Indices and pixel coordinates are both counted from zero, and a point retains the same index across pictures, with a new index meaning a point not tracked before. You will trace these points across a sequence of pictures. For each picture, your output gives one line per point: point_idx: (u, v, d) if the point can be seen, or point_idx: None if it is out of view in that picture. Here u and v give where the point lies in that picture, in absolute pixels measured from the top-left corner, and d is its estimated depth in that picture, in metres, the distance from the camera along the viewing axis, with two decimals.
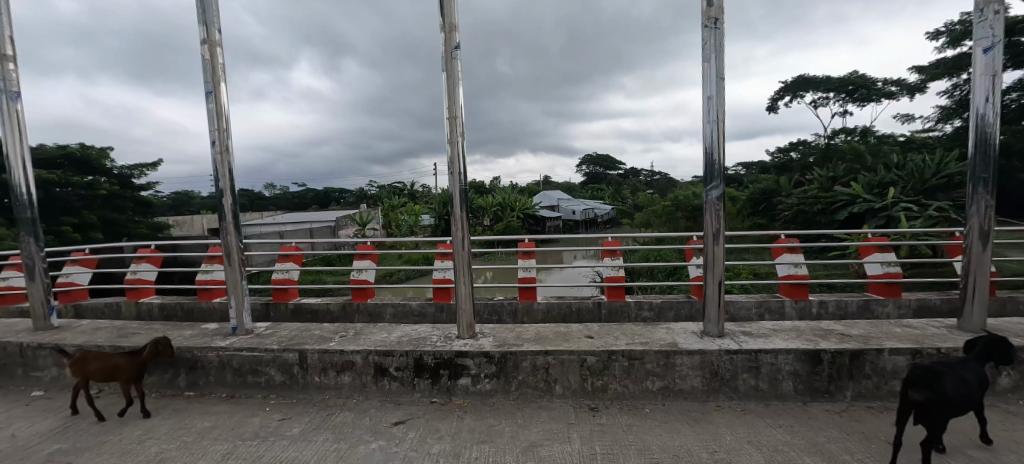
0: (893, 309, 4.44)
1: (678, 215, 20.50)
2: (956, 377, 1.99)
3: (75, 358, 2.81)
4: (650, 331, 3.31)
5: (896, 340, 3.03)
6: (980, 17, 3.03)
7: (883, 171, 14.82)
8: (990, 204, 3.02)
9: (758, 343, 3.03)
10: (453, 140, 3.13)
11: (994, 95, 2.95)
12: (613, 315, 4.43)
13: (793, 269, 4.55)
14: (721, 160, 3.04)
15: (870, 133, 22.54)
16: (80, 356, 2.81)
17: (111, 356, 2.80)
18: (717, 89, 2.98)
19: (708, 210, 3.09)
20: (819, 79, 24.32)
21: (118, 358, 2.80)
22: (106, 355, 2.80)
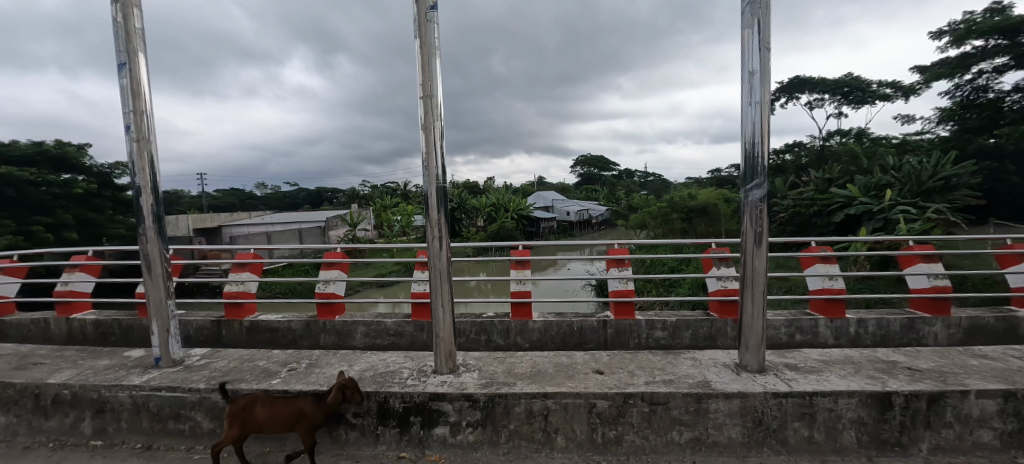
0: (940, 329, 3.86)
1: (673, 216, 19.93)
2: None
3: (240, 404, 2.15)
4: (671, 364, 2.69)
5: (978, 378, 2.45)
6: None
7: (880, 173, 14.33)
8: None
9: (810, 383, 2.41)
10: (427, 127, 2.48)
11: None
12: (619, 337, 3.80)
13: (826, 282, 4.01)
14: (766, 152, 2.41)
15: (866, 135, 22.21)
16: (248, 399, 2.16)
17: (291, 400, 2.16)
18: (761, 63, 2.35)
19: (747, 213, 2.48)
20: (814, 80, 23.96)
21: (300, 402, 2.16)
22: (282, 400, 2.15)
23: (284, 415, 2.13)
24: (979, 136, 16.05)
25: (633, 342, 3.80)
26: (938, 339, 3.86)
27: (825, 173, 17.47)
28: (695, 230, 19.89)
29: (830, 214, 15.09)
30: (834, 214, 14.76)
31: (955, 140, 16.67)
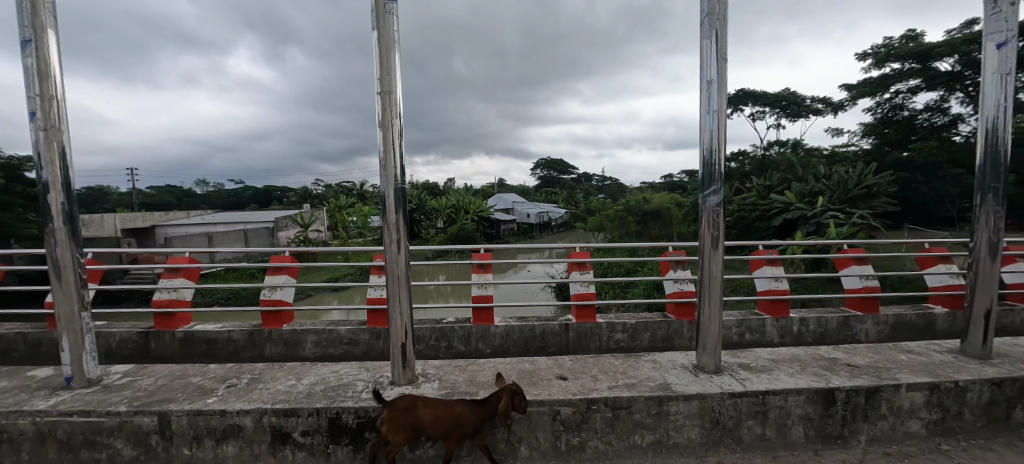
0: (871, 326, 4.18)
1: (629, 218, 20.60)
2: None
3: (398, 408, 1.97)
4: (632, 367, 2.71)
5: (908, 372, 2.64)
6: (993, 9, 2.76)
7: (813, 181, 15.53)
8: (999, 218, 2.75)
9: (762, 382, 2.51)
10: (385, 124, 2.34)
11: (1010, 98, 2.68)
12: (581, 340, 3.80)
13: (772, 283, 4.22)
14: (722, 159, 2.48)
15: (802, 147, 24.02)
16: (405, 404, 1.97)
17: (450, 404, 2.01)
18: (718, 72, 2.41)
19: (705, 217, 2.54)
20: (756, 93, 25.61)
21: (459, 407, 2.02)
22: (442, 405, 2.00)
23: (446, 420, 1.99)
24: (896, 150, 17.75)
25: (595, 345, 3.81)
26: (869, 335, 4.17)
27: (766, 180, 18.71)
28: (650, 233, 20.63)
29: (770, 218, 16.17)
30: (774, 218, 15.83)
31: (875, 152, 18.34)
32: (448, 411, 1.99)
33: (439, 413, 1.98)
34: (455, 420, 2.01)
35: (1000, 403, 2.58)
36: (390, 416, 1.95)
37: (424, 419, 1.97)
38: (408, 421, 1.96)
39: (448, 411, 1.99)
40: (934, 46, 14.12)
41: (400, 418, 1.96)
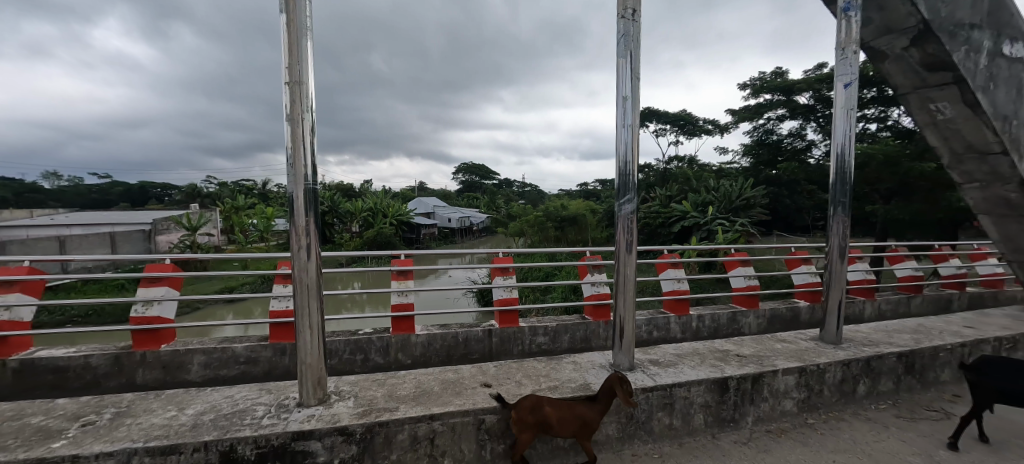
0: (752, 319, 4.80)
1: (547, 224, 21.38)
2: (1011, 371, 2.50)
3: (525, 406, 2.08)
4: (554, 369, 2.77)
5: (783, 358, 3.07)
6: (840, 56, 3.35)
7: (705, 192, 17.52)
8: (846, 227, 3.32)
9: (670, 376, 2.72)
10: (294, 119, 2.11)
11: (852, 128, 3.29)
12: (504, 345, 3.79)
13: (675, 284, 4.61)
14: (635, 170, 2.66)
15: (696, 162, 27.02)
16: (532, 402, 2.09)
17: (573, 405, 2.15)
18: (632, 89, 2.58)
19: (620, 224, 2.69)
20: (659, 112, 28.24)
21: (581, 407, 2.16)
22: (567, 405, 2.14)
23: (571, 419, 2.13)
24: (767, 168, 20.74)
25: (517, 350, 3.83)
26: (751, 328, 4.78)
27: (667, 191, 20.69)
28: (567, 238, 21.58)
29: (670, 225, 17.92)
30: (673, 225, 17.57)
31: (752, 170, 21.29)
32: (573, 412, 2.12)
33: (565, 414, 2.11)
34: (579, 420, 2.14)
35: (849, 380, 3.12)
36: (519, 414, 2.06)
37: (552, 419, 2.09)
38: (536, 420, 2.08)
39: (573, 411, 2.12)
40: (794, 83, 16.75)
41: (528, 417, 2.07)
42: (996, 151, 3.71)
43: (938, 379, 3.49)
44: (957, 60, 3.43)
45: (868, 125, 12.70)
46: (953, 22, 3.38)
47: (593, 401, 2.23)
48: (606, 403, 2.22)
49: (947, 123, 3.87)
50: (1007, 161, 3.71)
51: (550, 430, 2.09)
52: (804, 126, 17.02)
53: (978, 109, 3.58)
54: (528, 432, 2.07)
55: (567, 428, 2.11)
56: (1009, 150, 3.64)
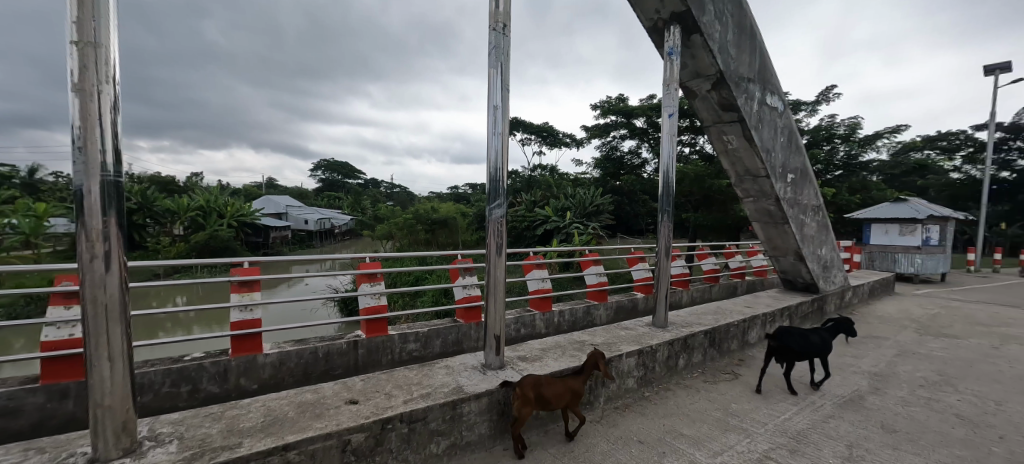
0: (603, 312, 5.46)
1: (418, 226, 20.87)
2: (799, 336, 3.47)
3: (529, 383, 2.42)
4: (426, 376, 2.71)
5: (626, 343, 3.58)
6: (666, 91, 4.07)
7: (564, 199, 19.31)
8: (670, 231, 4.02)
9: (535, 369, 2.92)
10: (85, 90, 1.63)
11: (673, 150, 4.01)
12: (371, 356, 3.52)
13: (540, 283, 4.95)
14: (505, 177, 2.78)
15: (556, 171, 29.61)
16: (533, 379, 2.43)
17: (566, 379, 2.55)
18: (502, 100, 2.70)
19: (490, 229, 2.78)
20: (525, 123, 30.12)
21: (573, 381, 2.57)
22: (560, 380, 2.52)
23: (564, 392, 2.51)
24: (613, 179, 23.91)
25: (387, 359, 3.61)
26: (602, 319, 5.45)
27: (532, 196, 22.15)
28: (438, 241, 21.38)
29: (534, 228, 19.27)
30: (537, 229, 18.95)
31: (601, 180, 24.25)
32: (566, 385, 2.50)
33: (560, 388, 2.48)
34: (570, 391, 2.55)
35: (673, 356, 3.80)
36: (523, 392, 2.37)
37: (551, 394, 2.44)
38: (538, 395, 2.41)
39: (565, 384, 2.51)
40: (632, 108, 19.59)
41: (530, 393, 2.38)
42: (761, 174, 5.05)
43: (730, 348, 4.50)
44: (739, 104, 4.57)
45: (684, 148, 15.68)
46: (736, 75, 4.50)
47: (575, 375, 2.65)
48: (585, 375, 2.66)
49: (733, 151, 5.03)
50: (767, 182, 5.08)
51: (550, 402, 2.45)
52: (640, 145, 20.10)
53: (751, 142, 4.80)
54: (530, 407, 2.39)
55: (560, 399, 2.48)
56: (768, 173, 5.00)
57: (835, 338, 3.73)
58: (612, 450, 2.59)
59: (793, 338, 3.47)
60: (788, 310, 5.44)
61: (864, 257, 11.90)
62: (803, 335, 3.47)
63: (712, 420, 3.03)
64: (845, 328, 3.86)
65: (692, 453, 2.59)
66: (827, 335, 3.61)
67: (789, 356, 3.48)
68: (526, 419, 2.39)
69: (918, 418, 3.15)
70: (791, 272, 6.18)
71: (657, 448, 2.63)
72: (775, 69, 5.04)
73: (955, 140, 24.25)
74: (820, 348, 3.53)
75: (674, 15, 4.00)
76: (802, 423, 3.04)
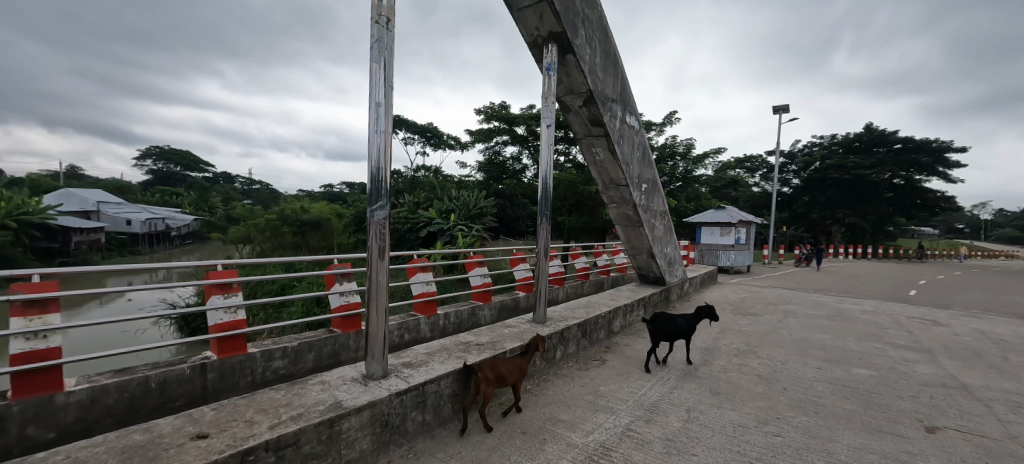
0: (487, 312, 5.61)
1: (284, 229, 18.48)
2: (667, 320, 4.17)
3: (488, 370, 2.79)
4: (297, 396, 2.43)
5: (510, 341, 3.75)
6: (545, 103, 4.36)
7: (449, 201, 19.19)
8: (548, 233, 4.32)
9: (421, 374, 2.86)
10: None
11: (551, 158, 4.32)
12: (225, 380, 2.98)
13: (425, 286, 4.83)
14: (389, 178, 2.66)
15: (440, 173, 29.30)
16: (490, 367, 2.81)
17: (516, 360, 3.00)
18: (386, 96, 2.58)
19: (372, 231, 2.64)
20: (408, 121, 29.12)
21: (521, 361, 3.04)
22: (512, 361, 2.96)
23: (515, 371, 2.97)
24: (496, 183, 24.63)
25: (245, 383, 3.09)
26: (486, 319, 5.59)
27: (415, 198, 21.46)
28: (308, 245, 19.32)
29: (418, 230, 18.76)
30: (420, 231, 18.50)
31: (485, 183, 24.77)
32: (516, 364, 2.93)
33: (512, 367, 2.91)
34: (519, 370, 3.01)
35: (551, 349, 4.09)
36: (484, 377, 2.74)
37: (507, 372, 2.86)
38: (495, 375, 2.80)
39: (516, 363, 2.96)
40: (513, 116, 20.43)
41: (490, 375, 2.77)
42: (622, 183, 5.78)
43: (599, 337, 5.04)
44: (605, 120, 5.16)
45: (559, 157, 16.99)
46: (602, 95, 5.07)
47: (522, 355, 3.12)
48: (528, 355, 3.14)
49: (600, 163, 5.65)
50: (626, 190, 5.83)
51: (506, 380, 2.87)
52: (521, 151, 21.08)
53: (614, 154, 5.46)
54: (489, 387, 2.77)
55: (512, 375, 2.92)
56: (628, 183, 5.75)
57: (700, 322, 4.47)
58: (498, 445, 2.68)
59: (663, 320, 4.18)
60: (643, 300, 6.31)
61: (696, 254, 14.44)
62: (671, 318, 4.17)
63: (585, 404, 3.35)
64: (709, 313, 4.63)
65: (569, 436, 2.83)
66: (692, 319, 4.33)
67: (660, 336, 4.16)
68: (487, 397, 2.77)
69: (734, 380, 3.95)
70: (645, 268, 7.19)
71: (539, 436, 2.81)
72: (633, 93, 5.81)
73: (755, 162, 31.06)
74: (683, 329, 4.25)
75: (550, 34, 4.32)
76: (654, 395, 3.56)
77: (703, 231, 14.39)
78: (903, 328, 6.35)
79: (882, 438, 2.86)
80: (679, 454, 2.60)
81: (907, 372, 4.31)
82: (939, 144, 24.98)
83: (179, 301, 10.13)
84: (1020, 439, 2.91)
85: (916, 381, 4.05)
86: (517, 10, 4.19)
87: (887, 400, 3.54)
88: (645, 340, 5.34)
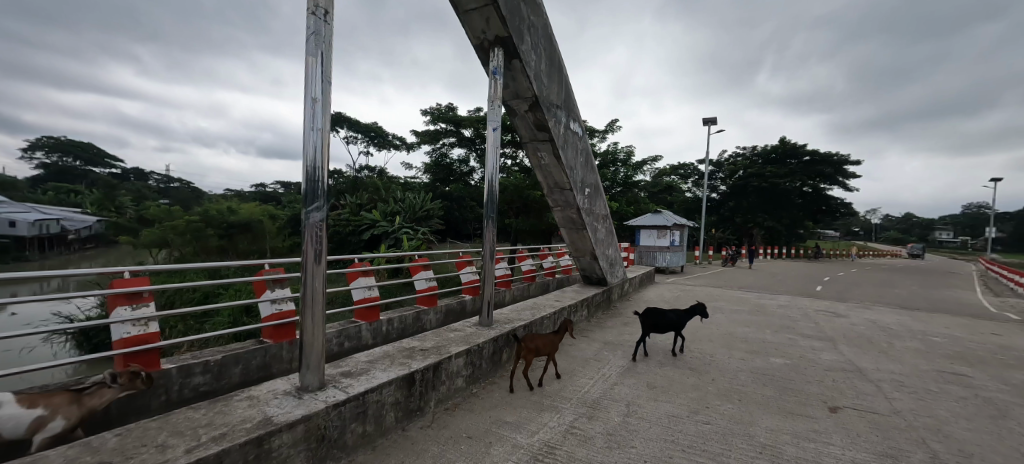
0: (432, 316, 5.51)
1: (209, 232, 16.51)
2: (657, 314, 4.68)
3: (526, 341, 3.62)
4: (220, 415, 2.22)
5: (455, 344, 3.70)
6: (492, 108, 4.37)
7: (394, 203, 18.49)
8: (494, 236, 4.31)
9: (361, 384, 2.73)
10: None
11: (496, 159, 4.34)
12: (134, 401, 2.66)
13: (366, 292, 4.61)
14: (326, 178, 2.52)
15: (385, 174, 28.35)
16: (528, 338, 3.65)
17: (550, 336, 3.82)
18: (322, 92, 2.45)
19: (307, 233, 2.47)
20: (350, 120, 27.81)
21: (554, 336, 3.86)
22: (546, 336, 3.78)
23: (548, 344, 3.77)
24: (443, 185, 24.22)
25: (158, 403, 2.78)
26: (431, 324, 5.49)
27: (357, 199, 20.46)
28: (236, 249, 17.91)
29: (360, 233, 17.88)
30: (363, 234, 17.67)
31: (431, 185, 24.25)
32: (554, 341, 3.77)
33: (549, 342, 3.74)
34: (553, 343, 3.84)
35: (497, 351, 4.10)
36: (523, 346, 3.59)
37: (545, 345, 3.71)
38: (536, 346, 3.65)
39: (550, 338, 3.79)
40: (461, 118, 20.24)
41: (530, 347, 3.62)
42: (567, 187, 5.94)
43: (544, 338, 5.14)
44: (549, 126, 5.28)
45: (506, 160, 17.14)
46: (547, 101, 5.19)
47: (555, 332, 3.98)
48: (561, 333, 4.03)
49: (546, 167, 5.77)
50: (571, 194, 6.01)
51: (544, 351, 3.71)
52: (469, 154, 20.91)
53: (559, 159, 5.61)
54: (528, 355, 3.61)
55: (547, 349, 3.76)
56: (572, 187, 5.92)
57: (692, 317, 4.89)
58: (442, 452, 2.63)
59: (653, 315, 4.70)
60: (586, 300, 6.54)
61: (636, 255, 15.19)
62: (660, 312, 4.66)
63: (531, 404, 3.39)
64: (699, 310, 5.07)
65: (514, 437, 2.84)
66: (683, 313, 4.76)
67: (652, 329, 4.70)
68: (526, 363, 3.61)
69: (669, 373, 4.21)
70: (588, 269, 7.44)
71: (483, 440, 2.80)
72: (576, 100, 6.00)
73: (688, 169, 33.34)
74: (673, 323, 4.68)
75: (497, 38, 4.35)
76: (597, 393, 3.68)
77: (642, 234, 15.15)
78: (810, 320, 7.10)
79: (794, 419, 3.18)
80: (619, 448, 2.71)
81: (814, 359, 4.82)
82: (839, 157, 28.39)
83: (77, 314, 8.89)
84: (900, 412, 3.37)
85: (821, 367, 4.54)
86: (464, 12, 4.18)
87: (798, 385, 3.94)
88: (588, 339, 5.53)
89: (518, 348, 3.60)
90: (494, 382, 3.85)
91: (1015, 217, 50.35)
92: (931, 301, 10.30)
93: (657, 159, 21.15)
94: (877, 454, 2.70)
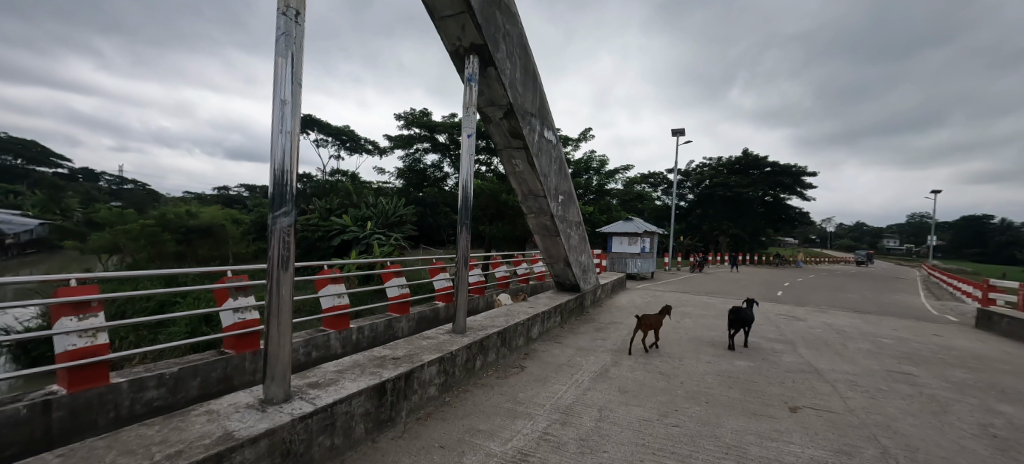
0: (404, 324, 5.42)
1: (166, 237, 15.65)
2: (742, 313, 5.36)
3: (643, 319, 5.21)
4: (176, 431, 2.10)
5: (428, 353, 3.65)
6: (466, 116, 4.36)
7: (365, 208, 17.92)
8: (467, 242, 4.28)
9: (329, 395, 2.64)
10: None
11: (471, 165, 4.33)
12: (77, 419, 2.46)
13: (336, 299, 4.44)
14: (294, 183, 2.44)
15: (358, 179, 27.76)
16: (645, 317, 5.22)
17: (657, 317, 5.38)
18: (292, 94, 2.38)
19: (273, 237, 2.38)
20: (321, 122, 27.10)
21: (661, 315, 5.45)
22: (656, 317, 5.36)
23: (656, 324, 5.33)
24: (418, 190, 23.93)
25: (106, 420, 2.59)
26: (404, 331, 5.42)
27: (326, 203, 19.78)
28: (195, 254, 17.08)
29: (330, 239, 17.41)
30: (333, 239, 17.19)
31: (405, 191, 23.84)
32: (662, 319, 5.31)
33: (658, 320, 5.30)
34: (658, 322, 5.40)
35: (471, 359, 4.07)
36: (644, 322, 5.18)
37: (656, 323, 5.27)
38: (652, 321, 5.27)
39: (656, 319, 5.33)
40: (437, 124, 20.06)
41: (645, 322, 5.22)
42: (541, 194, 6.00)
43: (517, 345, 5.12)
44: (524, 134, 5.33)
45: (481, 167, 17.19)
46: (522, 109, 5.25)
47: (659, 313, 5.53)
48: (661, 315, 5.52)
49: (520, 174, 5.81)
50: (545, 201, 6.07)
51: (654, 326, 5.28)
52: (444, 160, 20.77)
53: (533, 167, 5.66)
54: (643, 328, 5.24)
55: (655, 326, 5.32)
56: (546, 194, 5.99)
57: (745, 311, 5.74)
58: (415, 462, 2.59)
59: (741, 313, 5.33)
60: (559, 307, 6.61)
61: (608, 262, 15.45)
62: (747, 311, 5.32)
63: (504, 411, 3.39)
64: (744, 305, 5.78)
65: (488, 446, 2.82)
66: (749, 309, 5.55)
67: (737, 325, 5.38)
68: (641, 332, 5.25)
69: (640, 378, 4.30)
70: (561, 276, 7.51)
71: (458, 449, 2.76)
72: (550, 109, 6.09)
73: (658, 178, 34.45)
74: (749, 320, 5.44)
75: (472, 46, 4.35)
76: (570, 398, 3.71)
77: (614, 241, 15.44)
78: (773, 324, 7.40)
79: (758, 420, 3.31)
80: (591, 452, 2.74)
81: (776, 361, 5.03)
82: (797, 169, 29.97)
83: (15, 326, 8.27)
84: (854, 411, 3.57)
85: (782, 369, 4.75)
86: (439, 18, 4.17)
87: (760, 387, 4.11)
88: (560, 346, 5.55)
89: (638, 324, 5.24)
90: (468, 392, 3.80)
91: (953, 226, 54.32)
92: (880, 304, 10.93)
93: (629, 167, 21.68)
94: (833, 450, 2.84)
